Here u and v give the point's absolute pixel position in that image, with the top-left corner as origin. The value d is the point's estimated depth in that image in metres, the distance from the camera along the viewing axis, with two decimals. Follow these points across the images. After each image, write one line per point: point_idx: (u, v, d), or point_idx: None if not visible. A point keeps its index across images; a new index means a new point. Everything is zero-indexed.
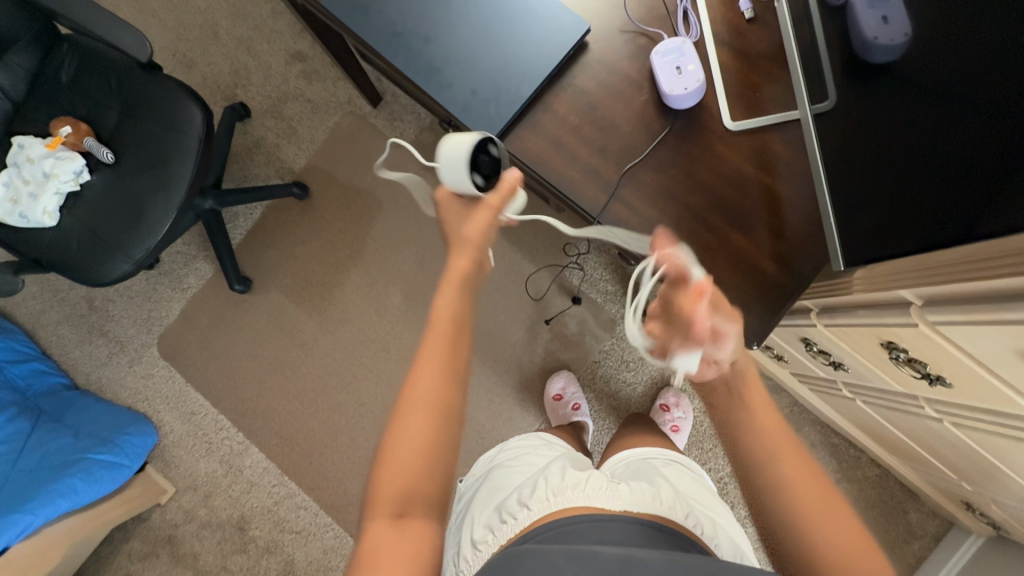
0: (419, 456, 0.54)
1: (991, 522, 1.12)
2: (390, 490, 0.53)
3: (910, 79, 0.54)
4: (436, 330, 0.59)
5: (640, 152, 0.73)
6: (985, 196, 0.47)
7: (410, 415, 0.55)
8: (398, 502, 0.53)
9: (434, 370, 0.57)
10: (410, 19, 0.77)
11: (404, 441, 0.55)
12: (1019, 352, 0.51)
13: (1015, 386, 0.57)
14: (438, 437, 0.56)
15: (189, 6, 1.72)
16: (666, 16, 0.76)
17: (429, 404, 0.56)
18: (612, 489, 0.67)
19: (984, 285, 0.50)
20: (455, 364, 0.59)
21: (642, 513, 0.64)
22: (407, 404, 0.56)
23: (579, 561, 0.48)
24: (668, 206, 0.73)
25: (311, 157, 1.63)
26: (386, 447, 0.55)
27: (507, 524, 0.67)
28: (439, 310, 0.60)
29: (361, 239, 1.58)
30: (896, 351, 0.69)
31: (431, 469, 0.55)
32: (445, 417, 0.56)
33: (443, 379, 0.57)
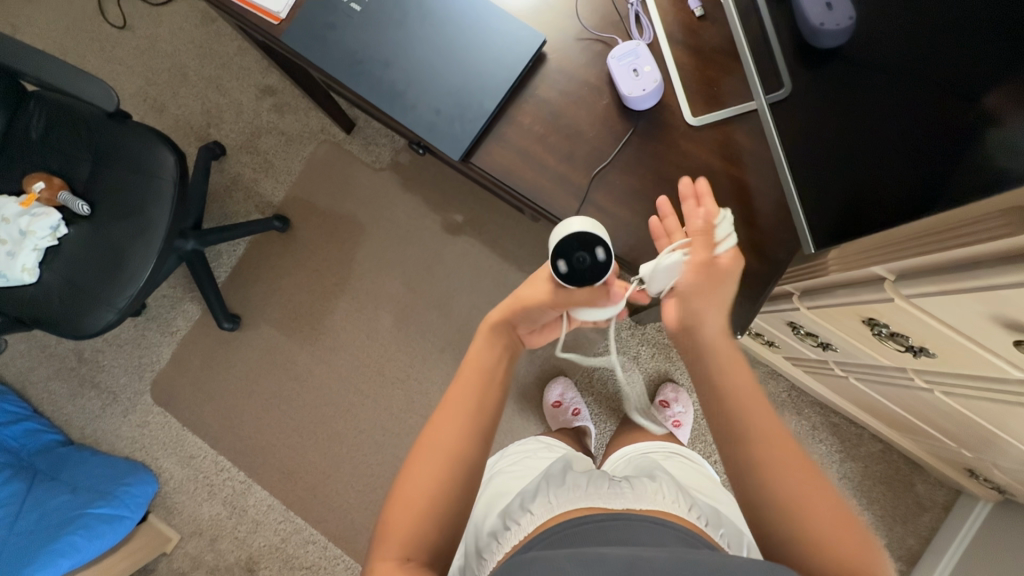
0: (427, 504, 0.55)
1: (995, 486, 1.13)
2: (398, 528, 0.54)
3: (862, 65, 0.55)
4: (473, 373, 0.64)
5: (607, 155, 0.74)
6: (945, 169, 0.48)
7: (424, 451, 0.58)
8: (407, 545, 0.53)
9: (455, 408, 0.61)
10: (370, 46, 0.78)
11: (417, 476, 0.56)
12: (992, 317, 0.52)
13: (996, 351, 0.57)
14: (449, 483, 0.56)
15: (154, 51, 1.73)
16: (618, 21, 0.77)
17: (446, 446, 0.58)
18: (615, 489, 0.67)
19: (948, 253, 0.51)
20: (480, 418, 0.61)
21: (649, 508, 0.64)
22: (424, 447, 0.58)
23: (584, 563, 0.47)
24: (641, 205, 0.73)
25: (290, 189, 1.63)
26: (399, 488, 0.56)
27: (511, 530, 0.66)
28: (477, 361, 0.65)
29: (347, 265, 1.58)
30: (878, 326, 0.70)
31: (441, 516, 0.55)
32: (458, 463, 0.57)
33: (461, 425, 0.59)
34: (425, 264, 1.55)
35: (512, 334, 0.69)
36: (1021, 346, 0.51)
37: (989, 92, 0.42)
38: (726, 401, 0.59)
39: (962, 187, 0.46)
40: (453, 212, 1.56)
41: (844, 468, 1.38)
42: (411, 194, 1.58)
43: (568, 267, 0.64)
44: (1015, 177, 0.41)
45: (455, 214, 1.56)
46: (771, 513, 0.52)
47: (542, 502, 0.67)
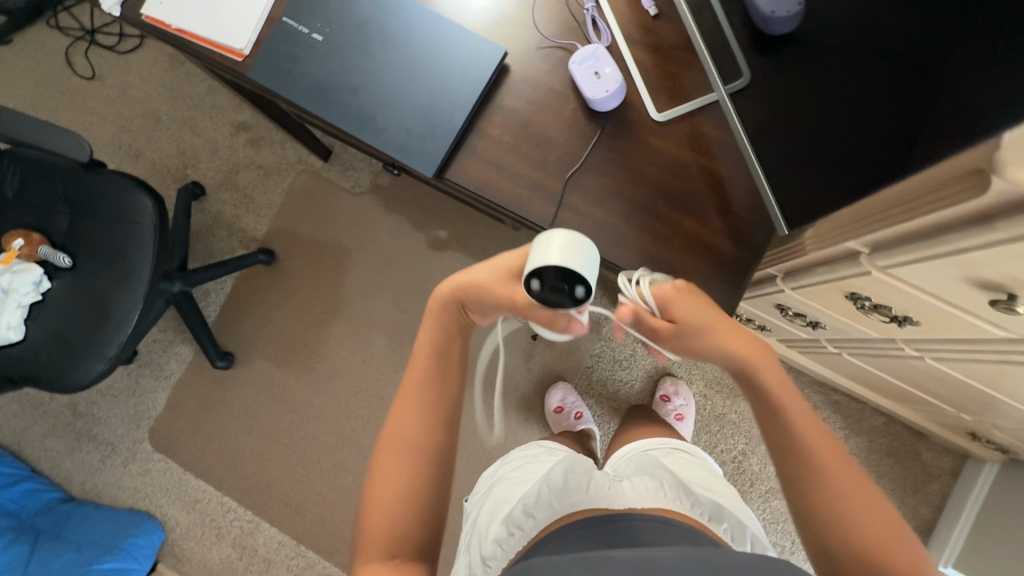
0: (401, 498, 0.61)
1: (998, 447, 1.13)
2: (377, 528, 0.59)
3: (817, 45, 0.57)
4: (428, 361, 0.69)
5: (578, 157, 0.75)
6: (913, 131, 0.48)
7: (390, 452, 0.63)
8: (389, 542, 0.58)
9: (416, 402, 0.67)
10: (335, 73, 0.79)
11: (388, 477, 0.62)
12: (966, 280, 0.52)
13: (976, 313, 0.58)
14: (418, 475, 0.62)
15: (125, 98, 1.73)
16: (576, 26, 0.78)
17: (409, 442, 0.64)
18: (616, 487, 0.69)
19: (914, 223, 0.50)
20: (437, 410, 0.67)
21: (654, 508, 0.66)
22: (389, 449, 0.64)
23: (591, 564, 0.48)
24: (617, 204, 0.74)
25: (272, 222, 1.63)
26: (371, 491, 0.61)
27: (516, 535, 0.67)
28: (429, 348, 0.70)
29: (336, 292, 1.58)
30: (860, 300, 0.71)
31: (417, 507, 0.61)
32: (423, 454, 0.64)
33: (421, 420, 0.65)
34: (414, 283, 1.55)
35: (459, 309, 0.69)
36: (997, 305, 0.52)
37: (943, 57, 0.44)
38: (780, 429, 0.58)
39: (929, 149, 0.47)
40: (437, 228, 1.56)
41: (850, 445, 1.38)
42: (394, 215, 1.59)
43: (540, 291, 0.59)
44: (973, 133, 0.41)
45: (439, 230, 1.56)
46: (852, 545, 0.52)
47: (545, 505, 0.67)
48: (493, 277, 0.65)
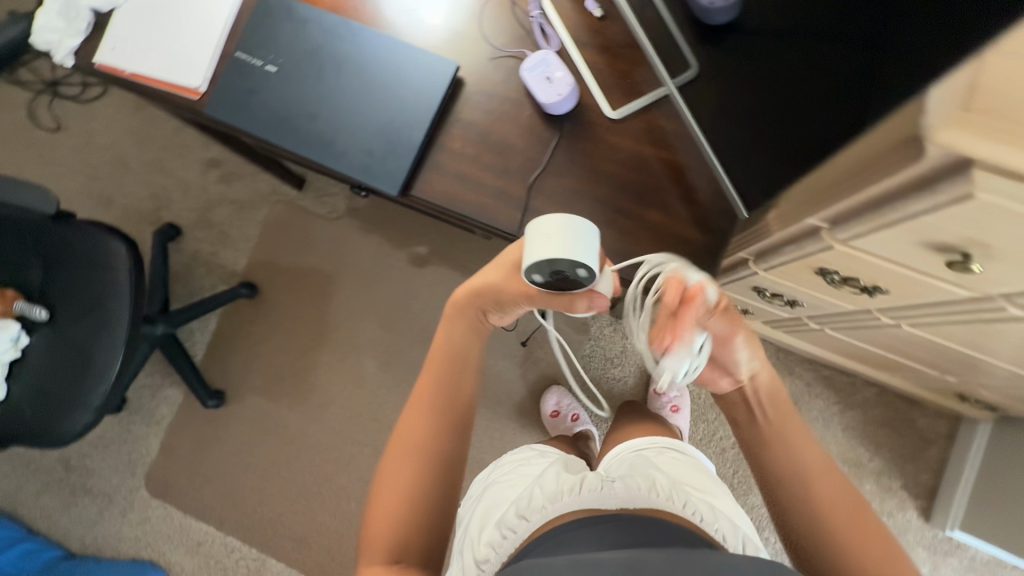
0: (404, 497, 0.67)
1: (987, 405, 1.15)
2: (381, 524, 0.66)
3: (758, 32, 0.59)
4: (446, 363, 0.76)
5: (539, 162, 0.76)
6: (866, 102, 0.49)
7: (397, 452, 0.71)
8: (391, 540, 0.64)
9: (435, 404, 0.74)
10: (293, 102, 0.80)
11: (394, 475, 0.69)
12: (922, 244, 0.53)
13: (938, 276, 0.59)
14: (421, 478, 0.68)
15: (92, 146, 1.73)
16: (525, 34, 0.79)
17: (416, 443, 0.71)
18: (607, 487, 0.68)
19: (874, 189, 0.49)
20: (446, 415, 0.74)
21: (643, 508, 0.65)
22: (398, 449, 0.71)
23: (584, 564, 0.48)
24: (582, 204, 0.75)
25: (252, 255, 1.63)
26: (379, 488, 0.69)
27: (508, 539, 0.67)
28: (447, 352, 0.77)
29: (322, 318, 1.58)
30: (829, 274, 0.72)
31: (417, 508, 0.67)
32: (428, 455, 0.70)
33: (428, 423, 0.73)
34: (399, 302, 1.55)
35: (477, 312, 0.76)
36: (956, 266, 0.53)
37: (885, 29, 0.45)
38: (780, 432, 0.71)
39: (879, 118, 0.47)
40: (417, 245, 1.57)
41: (846, 419, 1.39)
42: (372, 236, 1.59)
43: (544, 281, 0.60)
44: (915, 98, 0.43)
45: (419, 246, 1.56)
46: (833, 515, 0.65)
47: (537, 508, 0.67)
48: (502, 275, 0.69)
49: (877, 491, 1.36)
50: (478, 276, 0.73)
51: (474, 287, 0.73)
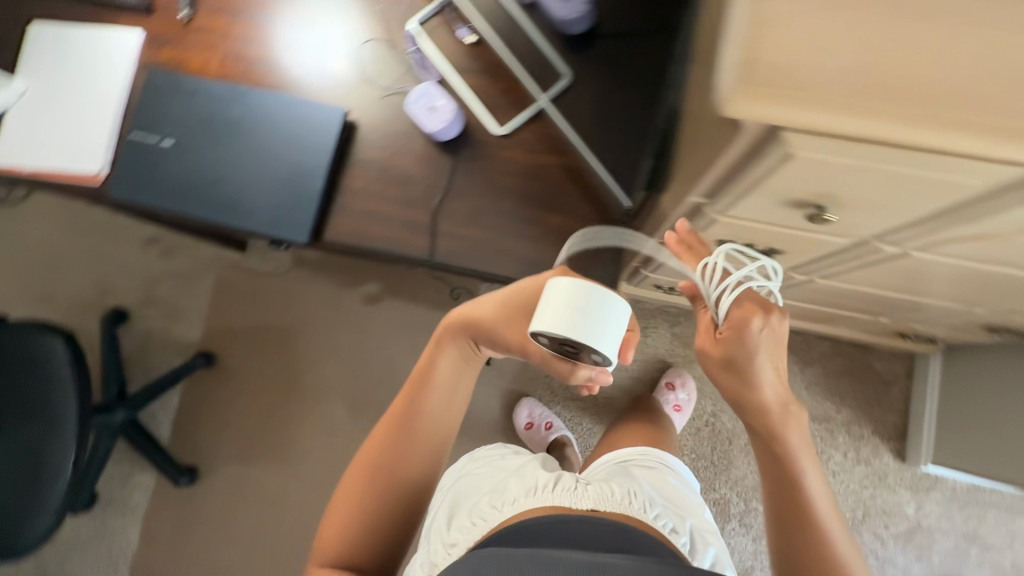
0: (356, 517, 0.67)
1: (927, 338, 1.19)
2: (331, 535, 0.67)
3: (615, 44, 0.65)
4: (435, 392, 0.72)
5: (439, 187, 0.77)
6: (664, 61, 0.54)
7: (360, 468, 0.69)
8: (337, 553, 0.66)
9: (414, 430, 0.70)
10: (192, 171, 0.81)
11: (353, 489, 0.68)
12: (784, 203, 0.56)
13: (814, 230, 0.62)
14: (379, 498, 0.67)
15: (26, 245, 1.71)
16: (406, 71, 0.82)
17: (382, 466, 0.69)
18: (579, 491, 0.70)
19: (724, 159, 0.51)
20: (420, 442, 0.70)
21: (609, 513, 0.67)
22: (361, 465, 0.70)
23: (541, 562, 0.51)
24: (487, 220, 0.77)
25: (205, 324, 1.63)
26: (338, 499, 0.69)
27: (476, 526, 0.68)
28: (436, 378, 0.73)
29: (286, 374, 1.57)
30: (731, 245, 0.75)
31: (368, 530, 0.66)
32: (390, 481, 0.68)
33: (398, 447, 0.69)
34: (359, 343, 1.56)
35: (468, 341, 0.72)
36: (814, 218, 0.57)
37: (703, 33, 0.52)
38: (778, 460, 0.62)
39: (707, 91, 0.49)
40: (366, 285, 1.58)
41: (808, 376, 1.43)
42: (321, 283, 1.60)
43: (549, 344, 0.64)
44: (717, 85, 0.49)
45: (369, 286, 1.57)
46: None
47: (509, 501, 0.69)
48: (501, 316, 0.69)
49: (850, 441, 1.39)
50: (471, 305, 0.71)
51: (466, 317, 0.70)
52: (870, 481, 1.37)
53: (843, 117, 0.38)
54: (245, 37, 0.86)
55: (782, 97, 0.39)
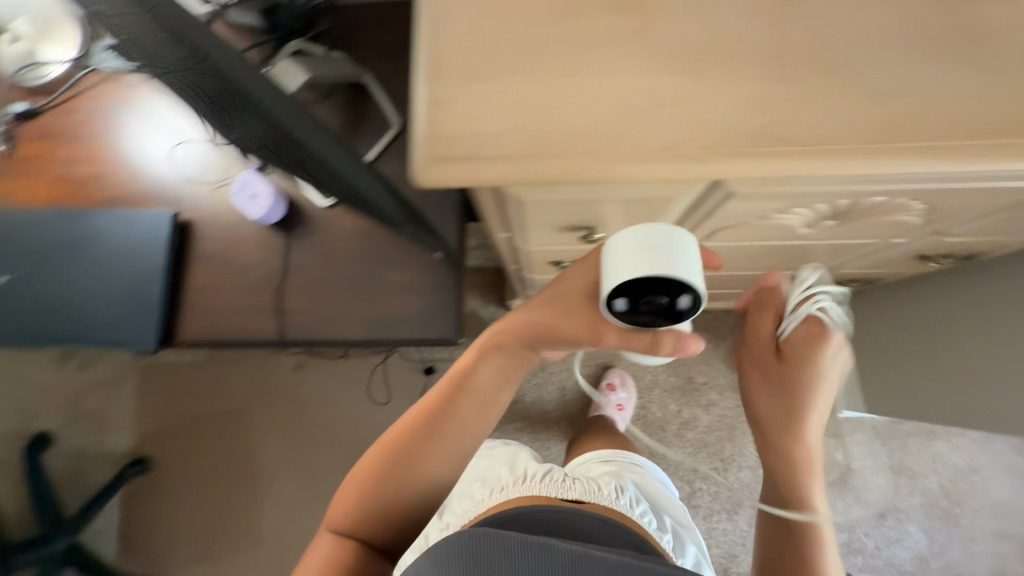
0: (373, 502, 0.56)
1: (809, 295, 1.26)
2: (345, 509, 0.57)
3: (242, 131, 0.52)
4: (472, 394, 0.59)
5: (278, 268, 0.80)
6: (274, 131, 0.49)
7: (382, 450, 0.58)
8: (351, 527, 0.56)
9: (445, 427, 0.58)
10: (30, 300, 0.80)
11: (375, 467, 0.57)
12: (558, 230, 0.60)
13: (608, 243, 0.66)
14: (397, 488, 0.56)
15: None
16: (229, 161, 0.84)
17: (406, 454, 0.57)
18: (566, 484, 0.80)
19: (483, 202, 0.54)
20: (452, 438, 0.58)
21: (592, 504, 0.74)
22: (383, 448, 0.58)
23: (530, 546, 0.45)
24: (329, 289, 0.78)
25: (128, 431, 1.50)
26: (356, 474, 0.58)
27: (470, 511, 0.76)
28: (475, 381, 0.59)
29: (217, 469, 1.47)
30: (563, 263, 0.78)
31: (386, 517, 0.56)
32: (413, 472, 0.57)
33: (426, 439, 0.57)
34: None
35: (518, 349, 0.58)
36: (590, 238, 0.62)
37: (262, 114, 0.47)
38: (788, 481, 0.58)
39: None
40: None
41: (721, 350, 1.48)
42: None
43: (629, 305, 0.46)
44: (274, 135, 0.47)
45: None
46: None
47: (504, 493, 0.77)
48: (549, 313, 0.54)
49: None
50: (526, 313, 0.56)
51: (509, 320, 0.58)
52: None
53: (519, 167, 0.42)
54: (71, 158, 0.86)
55: (461, 157, 0.42)
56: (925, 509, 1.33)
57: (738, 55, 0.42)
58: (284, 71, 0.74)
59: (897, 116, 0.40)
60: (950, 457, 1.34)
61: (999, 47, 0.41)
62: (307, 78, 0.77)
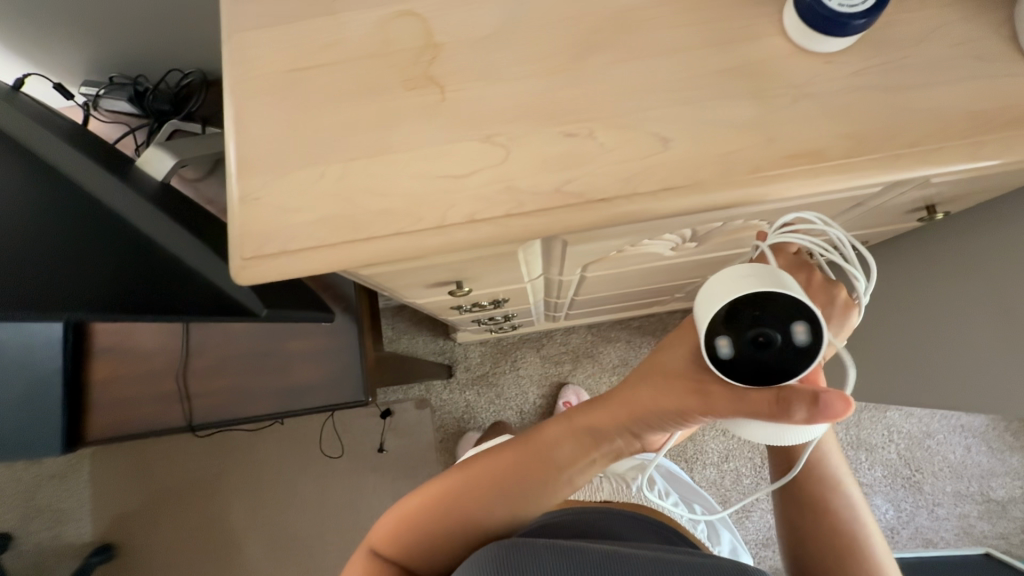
0: (418, 539, 0.46)
1: None
2: (384, 537, 0.48)
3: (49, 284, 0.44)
4: (563, 473, 0.44)
5: (180, 353, 0.78)
6: (54, 260, 0.45)
7: (442, 485, 0.47)
8: (388, 545, 0.47)
9: (524, 492, 0.45)
10: None
11: (429, 499, 0.46)
12: (429, 287, 0.60)
13: (489, 288, 0.65)
14: (449, 535, 0.45)
15: None
16: None
17: (470, 502, 0.45)
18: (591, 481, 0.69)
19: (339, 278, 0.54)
20: (527, 500, 0.45)
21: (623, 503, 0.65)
22: (445, 483, 0.47)
23: (561, 551, 0.38)
24: (232, 368, 0.79)
25: (81, 524, 1.41)
26: (408, 500, 0.48)
27: None
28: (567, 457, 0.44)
29: (182, 550, 1.40)
30: (463, 307, 0.77)
31: (434, 554, 0.46)
32: (472, 524, 0.45)
33: (494, 496, 0.45)
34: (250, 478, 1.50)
35: (622, 436, 0.42)
36: (462, 290, 0.62)
37: (30, 252, 0.43)
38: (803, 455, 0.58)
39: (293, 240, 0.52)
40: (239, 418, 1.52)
41: None
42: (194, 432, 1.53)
43: (737, 345, 0.33)
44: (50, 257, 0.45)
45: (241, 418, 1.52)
46: (859, 531, 0.56)
47: None
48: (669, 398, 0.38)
49: None
50: (653, 389, 0.39)
51: (635, 400, 0.40)
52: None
53: (336, 252, 0.41)
54: None
55: (278, 256, 0.42)
56: (888, 480, 1.24)
57: (532, 114, 0.42)
58: (151, 152, 0.63)
59: (692, 156, 0.40)
60: (904, 425, 1.25)
61: (784, 77, 0.41)
62: (173, 162, 0.63)
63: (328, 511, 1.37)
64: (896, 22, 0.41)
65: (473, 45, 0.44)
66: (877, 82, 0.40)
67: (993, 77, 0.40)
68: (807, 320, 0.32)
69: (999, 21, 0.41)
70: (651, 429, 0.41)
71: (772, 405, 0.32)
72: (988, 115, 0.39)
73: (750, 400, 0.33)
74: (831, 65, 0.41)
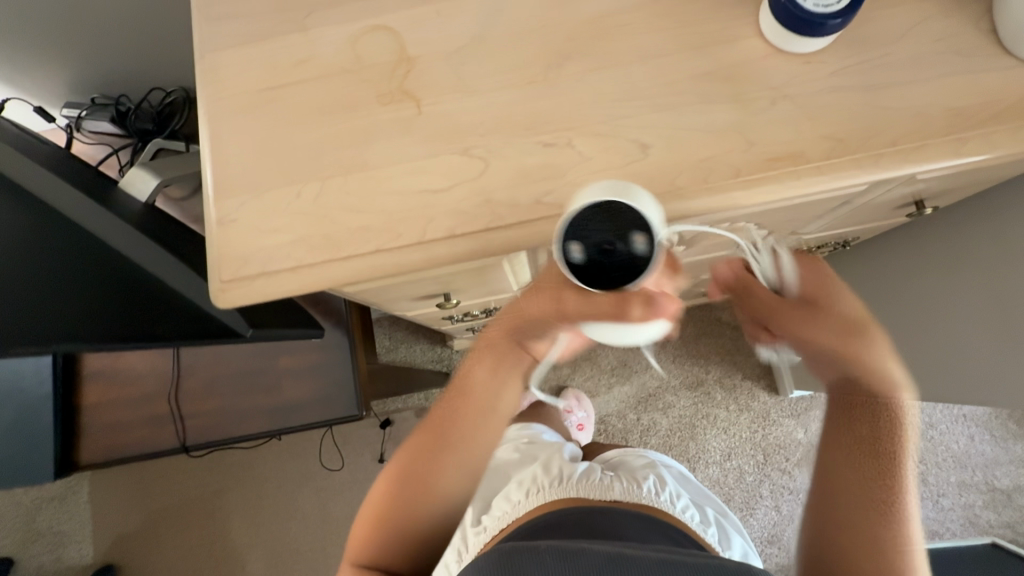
0: (390, 511, 0.53)
1: None
2: (368, 521, 0.55)
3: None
4: (474, 401, 0.51)
5: (171, 373, 0.78)
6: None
7: (395, 462, 0.55)
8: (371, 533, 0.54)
9: (449, 434, 0.52)
10: None
11: (388, 477, 0.55)
12: (417, 300, 0.59)
13: (479, 298, 0.65)
14: (409, 497, 0.53)
15: None
16: None
17: (416, 466, 0.53)
18: (603, 482, 0.64)
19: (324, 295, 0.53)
20: (460, 441, 0.52)
21: (633, 505, 0.60)
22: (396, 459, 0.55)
23: (564, 555, 0.38)
24: (224, 385, 0.78)
25: (81, 546, 1.40)
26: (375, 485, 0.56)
27: (496, 519, 0.58)
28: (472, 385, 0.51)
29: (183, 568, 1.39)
30: (455, 317, 0.77)
31: (406, 523, 0.53)
32: (426, 477, 0.52)
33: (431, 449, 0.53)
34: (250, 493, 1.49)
35: (514, 349, 0.48)
36: (451, 302, 0.61)
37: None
38: None
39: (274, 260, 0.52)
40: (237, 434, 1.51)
41: None
42: None
43: (586, 252, 0.33)
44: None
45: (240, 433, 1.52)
46: None
47: (536, 493, 0.61)
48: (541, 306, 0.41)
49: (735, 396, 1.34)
50: (526, 304, 0.43)
51: (513, 321, 0.46)
52: (758, 425, 1.17)
53: (316, 272, 0.41)
54: None
55: (255, 278, 0.41)
56: None
57: (508, 125, 0.42)
58: (134, 173, 0.62)
59: (672, 163, 0.40)
60: None
61: (761, 79, 0.41)
62: (158, 182, 0.61)
63: (330, 524, 1.36)
64: (873, 19, 0.41)
65: (447, 57, 0.44)
66: (856, 80, 0.40)
67: (973, 72, 0.39)
68: (646, 230, 0.34)
69: (976, 14, 0.40)
70: (533, 336, 0.45)
71: (614, 305, 0.35)
72: (969, 110, 0.39)
73: (594, 303, 0.35)
74: (809, 65, 0.41)
